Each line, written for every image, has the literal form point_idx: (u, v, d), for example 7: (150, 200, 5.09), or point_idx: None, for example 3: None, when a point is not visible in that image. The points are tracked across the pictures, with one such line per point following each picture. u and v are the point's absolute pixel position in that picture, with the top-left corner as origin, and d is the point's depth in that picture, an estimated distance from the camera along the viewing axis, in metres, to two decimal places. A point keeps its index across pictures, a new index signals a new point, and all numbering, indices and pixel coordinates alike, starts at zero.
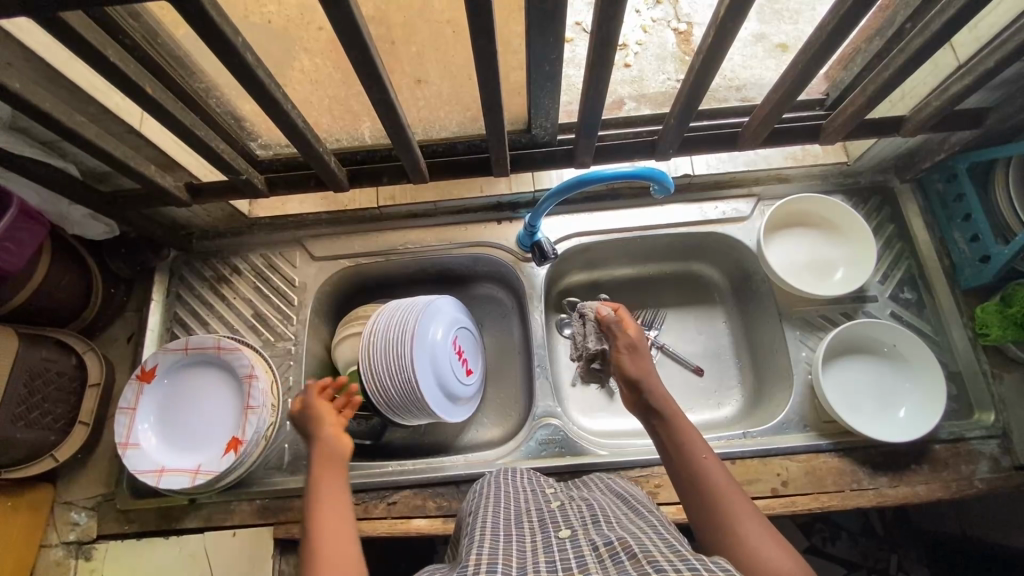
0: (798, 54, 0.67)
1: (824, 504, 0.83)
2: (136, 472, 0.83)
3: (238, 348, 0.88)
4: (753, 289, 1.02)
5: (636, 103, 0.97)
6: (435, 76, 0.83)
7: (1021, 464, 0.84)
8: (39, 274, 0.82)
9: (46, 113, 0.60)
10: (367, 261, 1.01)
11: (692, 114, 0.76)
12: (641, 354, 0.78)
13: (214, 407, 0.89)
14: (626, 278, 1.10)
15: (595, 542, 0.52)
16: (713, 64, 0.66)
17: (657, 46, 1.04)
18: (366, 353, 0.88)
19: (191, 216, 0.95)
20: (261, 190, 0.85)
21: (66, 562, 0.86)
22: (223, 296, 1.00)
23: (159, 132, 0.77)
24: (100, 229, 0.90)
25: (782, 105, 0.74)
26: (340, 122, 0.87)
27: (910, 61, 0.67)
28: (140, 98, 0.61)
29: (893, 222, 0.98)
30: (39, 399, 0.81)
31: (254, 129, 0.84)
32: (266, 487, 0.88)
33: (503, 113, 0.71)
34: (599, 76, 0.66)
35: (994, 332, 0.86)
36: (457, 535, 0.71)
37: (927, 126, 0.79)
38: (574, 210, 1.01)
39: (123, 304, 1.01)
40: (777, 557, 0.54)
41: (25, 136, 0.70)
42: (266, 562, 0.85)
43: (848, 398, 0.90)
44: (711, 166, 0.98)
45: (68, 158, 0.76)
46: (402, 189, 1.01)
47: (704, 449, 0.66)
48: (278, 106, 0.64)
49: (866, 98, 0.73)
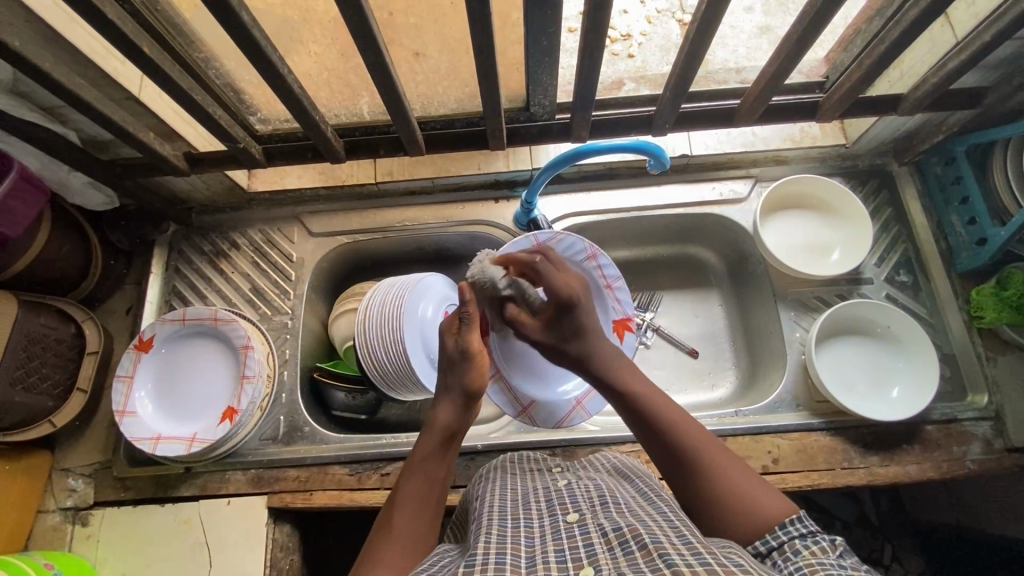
0: (794, 25, 0.67)
1: (814, 481, 0.83)
2: (133, 439, 0.84)
3: (235, 320, 0.89)
4: (749, 271, 1.03)
5: (636, 84, 0.96)
6: (434, 49, 0.83)
7: (1013, 446, 0.84)
8: (38, 242, 0.83)
9: (43, 71, 0.60)
10: (364, 238, 1.02)
11: (687, 89, 0.76)
12: (578, 320, 0.69)
13: (212, 379, 0.90)
14: (624, 260, 1.10)
15: (604, 528, 0.51)
16: (707, 36, 0.66)
17: (661, 36, 1.03)
18: (361, 327, 0.88)
19: (190, 189, 0.96)
20: (258, 161, 0.85)
21: (63, 527, 0.87)
22: (221, 270, 1.00)
23: (159, 100, 0.78)
24: (101, 200, 0.91)
25: (777, 80, 0.74)
26: (338, 97, 0.87)
27: (908, 32, 0.67)
28: (137, 57, 0.62)
29: (891, 205, 0.98)
30: (38, 364, 0.82)
31: (253, 101, 0.84)
32: (260, 457, 0.89)
33: (499, 83, 0.71)
34: (595, 44, 0.66)
35: (990, 315, 0.86)
36: (463, 515, 0.72)
37: (924, 104, 0.79)
38: (571, 189, 1.01)
39: (123, 277, 1.02)
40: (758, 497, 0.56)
41: (27, 100, 0.71)
42: (261, 529, 0.86)
43: (841, 378, 0.90)
44: (710, 146, 0.97)
45: (68, 125, 0.77)
46: (400, 164, 1.01)
47: (669, 402, 0.64)
48: (275, 70, 0.64)
49: (862, 73, 0.74)
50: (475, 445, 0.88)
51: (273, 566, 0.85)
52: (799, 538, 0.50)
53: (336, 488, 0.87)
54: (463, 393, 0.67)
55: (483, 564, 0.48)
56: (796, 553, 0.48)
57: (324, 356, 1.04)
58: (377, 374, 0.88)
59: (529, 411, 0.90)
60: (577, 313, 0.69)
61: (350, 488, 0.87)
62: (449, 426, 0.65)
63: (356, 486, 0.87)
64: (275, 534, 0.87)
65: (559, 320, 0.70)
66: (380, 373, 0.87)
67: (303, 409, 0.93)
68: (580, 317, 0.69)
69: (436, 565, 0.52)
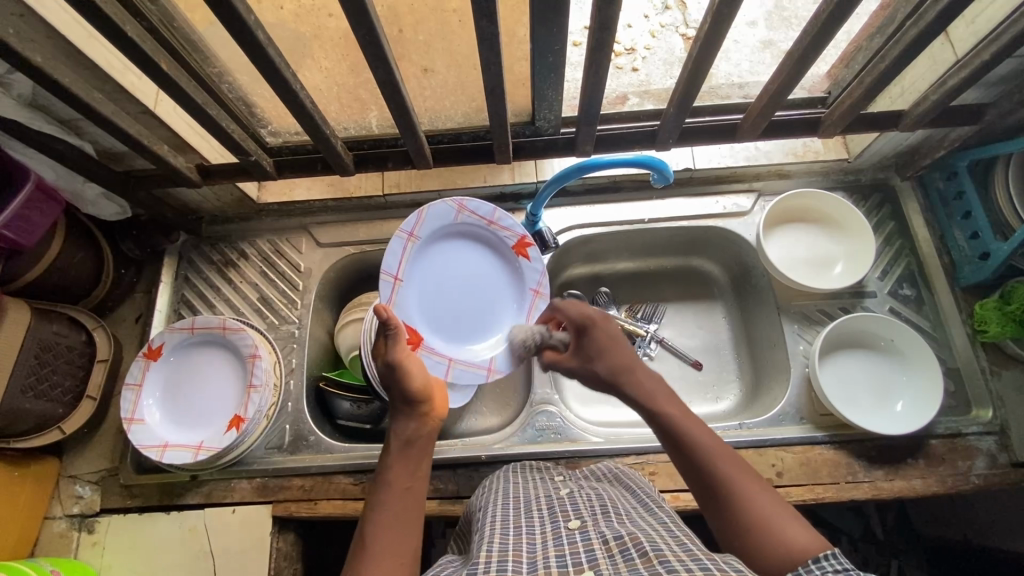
0: (796, 43, 0.69)
1: (818, 495, 0.83)
2: (140, 446, 0.85)
3: (243, 328, 0.90)
4: (752, 283, 1.03)
5: (639, 99, 0.98)
6: (441, 65, 0.86)
7: (1018, 461, 0.84)
8: (52, 251, 0.85)
9: (64, 86, 0.62)
10: (371, 249, 1.03)
11: (691, 104, 0.78)
12: (597, 339, 0.73)
13: (219, 387, 0.90)
14: (627, 272, 1.11)
15: (604, 535, 0.52)
16: (711, 53, 0.68)
17: (665, 51, 1.05)
18: (367, 337, 0.89)
19: (202, 200, 0.98)
20: (269, 173, 0.86)
21: (69, 534, 0.88)
22: (230, 280, 1.02)
23: (173, 113, 0.80)
24: (114, 210, 0.93)
25: (780, 95, 0.75)
26: (348, 111, 0.88)
27: (909, 49, 0.69)
28: (154, 73, 0.64)
29: (894, 219, 0.99)
30: (49, 371, 0.84)
31: (264, 116, 0.87)
32: (266, 466, 0.90)
33: (505, 98, 0.72)
34: (599, 61, 0.67)
35: (993, 329, 0.86)
36: (466, 525, 0.73)
37: (925, 120, 0.80)
38: (575, 201, 1.02)
39: (133, 286, 1.04)
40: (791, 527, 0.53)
41: (45, 113, 0.73)
42: (266, 538, 0.86)
43: (845, 392, 0.90)
44: (712, 160, 0.99)
45: (85, 137, 0.79)
46: (408, 176, 1.03)
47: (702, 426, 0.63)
48: (287, 86, 0.66)
49: (863, 90, 0.75)
50: (479, 455, 0.89)
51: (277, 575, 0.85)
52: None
53: (340, 498, 0.88)
54: (408, 401, 0.68)
55: (486, 571, 0.48)
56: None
57: (330, 365, 1.05)
58: (382, 383, 0.88)
59: (496, 367, 0.88)
60: (594, 336, 0.73)
61: (355, 497, 0.88)
62: (404, 434, 0.66)
63: (360, 495, 0.88)
64: (279, 543, 0.87)
65: (580, 344, 0.75)
66: (384, 382, 0.88)
67: (308, 418, 0.94)
68: (596, 339, 0.73)
69: None
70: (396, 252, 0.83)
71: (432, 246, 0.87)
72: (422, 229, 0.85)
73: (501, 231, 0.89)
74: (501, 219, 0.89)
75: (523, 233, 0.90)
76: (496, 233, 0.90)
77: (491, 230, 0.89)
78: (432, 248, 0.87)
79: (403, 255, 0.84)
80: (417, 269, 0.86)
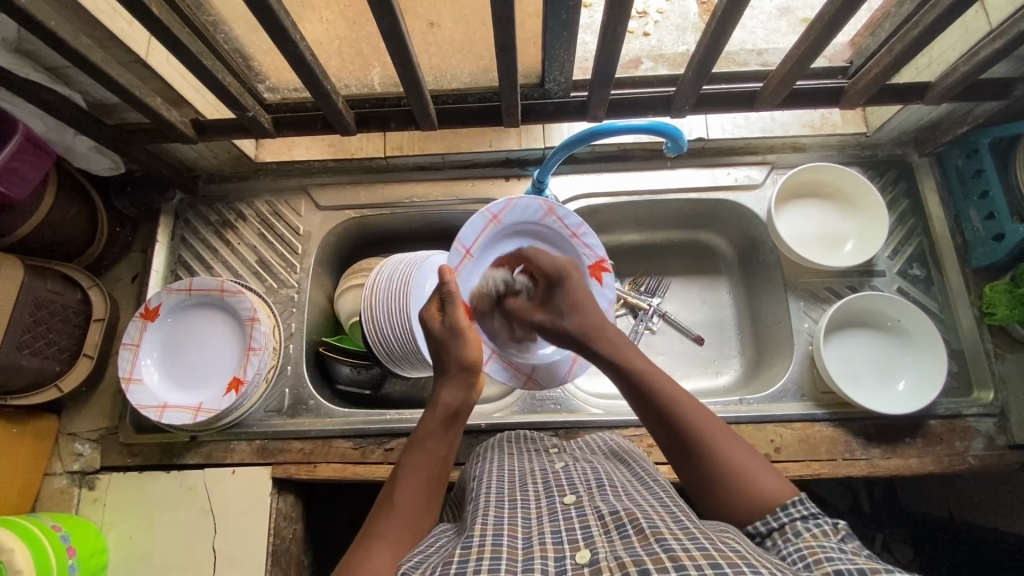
0: (823, 8, 0.65)
1: (816, 471, 0.84)
2: (138, 406, 0.84)
3: (242, 291, 0.88)
4: (760, 259, 1.01)
5: (654, 63, 0.92)
6: (449, 19, 0.78)
7: (1015, 443, 0.85)
8: (44, 206, 0.82)
9: (49, 29, 0.59)
10: (372, 214, 1.01)
11: (709, 69, 0.74)
12: (568, 293, 0.75)
13: (220, 348, 0.90)
14: (633, 244, 1.09)
15: (600, 511, 0.52)
16: (731, 21, 0.65)
17: (678, 16, 0.93)
18: (368, 302, 0.87)
19: (197, 157, 0.95)
20: (267, 131, 0.83)
21: (69, 490, 0.89)
22: (228, 241, 1.00)
23: (165, 63, 0.77)
24: (105, 164, 0.89)
25: (804, 62, 0.72)
26: (349, 67, 0.83)
27: (946, 15, 0.65)
28: (147, 18, 0.60)
29: (908, 196, 0.97)
30: (44, 329, 0.82)
31: (261, 69, 0.81)
32: (265, 428, 0.90)
33: (516, 54, 0.68)
34: (617, 19, 0.63)
35: (1001, 312, 0.85)
36: (460, 494, 0.73)
37: (951, 93, 0.77)
38: (582, 169, 0.99)
39: (129, 244, 1.01)
40: (764, 478, 0.55)
41: (32, 60, 0.69)
42: (264, 499, 0.87)
43: (847, 369, 0.90)
44: (726, 130, 0.96)
45: (74, 87, 0.76)
46: (411, 138, 0.99)
47: (664, 377, 0.63)
48: (286, 35, 0.62)
49: (892, 57, 0.71)
50: (479, 423, 0.88)
51: (276, 534, 0.86)
52: (800, 520, 0.50)
53: (340, 461, 0.88)
54: (462, 370, 0.68)
55: (480, 546, 0.48)
56: (796, 535, 0.49)
57: (329, 331, 1.04)
58: (381, 348, 0.87)
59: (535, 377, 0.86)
60: (567, 286, 0.76)
61: (355, 461, 0.88)
62: (453, 406, 0.66)
63: (359, 459, 0.88)
64: (279, 503, 0.88)
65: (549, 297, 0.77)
66: (384, 348, 0.87)
67: (308, 382, 0.93)
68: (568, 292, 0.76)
69: (434, 545, 0.53)
70: (475, 227, 0.81)
71: (508, 236, 0.86)
72: (506, 215, 0.83)
73: (583, 247, 0.86)
74: (584, 236, 0.86)
75: (603, 256, 0.87)
76: (575, 247, 0.87)
77: (572, 241, 0.86)
78: (510, 237, 0.86)
79: (481, 231, 0.82)
80: (488, 252, 0.84)
